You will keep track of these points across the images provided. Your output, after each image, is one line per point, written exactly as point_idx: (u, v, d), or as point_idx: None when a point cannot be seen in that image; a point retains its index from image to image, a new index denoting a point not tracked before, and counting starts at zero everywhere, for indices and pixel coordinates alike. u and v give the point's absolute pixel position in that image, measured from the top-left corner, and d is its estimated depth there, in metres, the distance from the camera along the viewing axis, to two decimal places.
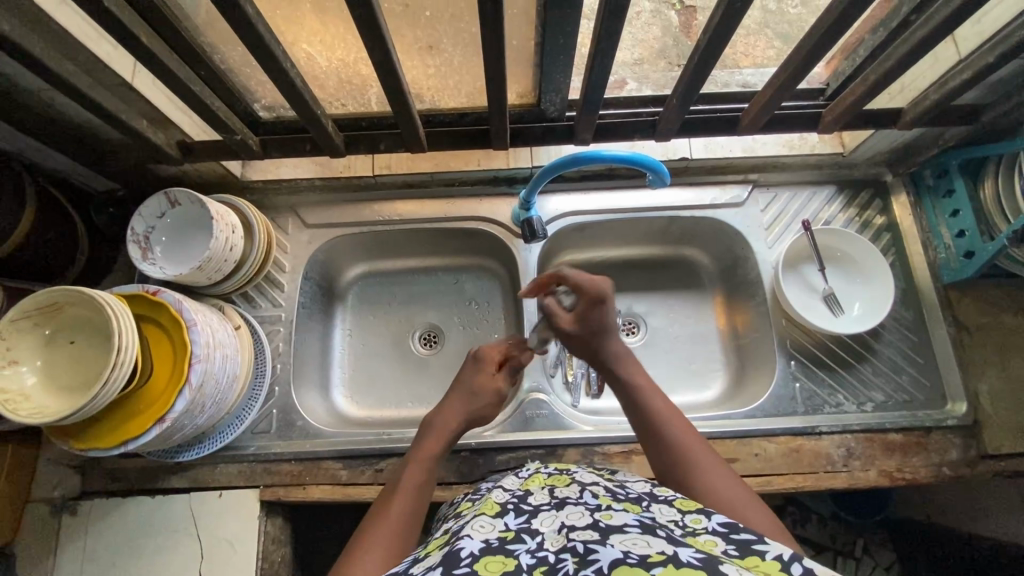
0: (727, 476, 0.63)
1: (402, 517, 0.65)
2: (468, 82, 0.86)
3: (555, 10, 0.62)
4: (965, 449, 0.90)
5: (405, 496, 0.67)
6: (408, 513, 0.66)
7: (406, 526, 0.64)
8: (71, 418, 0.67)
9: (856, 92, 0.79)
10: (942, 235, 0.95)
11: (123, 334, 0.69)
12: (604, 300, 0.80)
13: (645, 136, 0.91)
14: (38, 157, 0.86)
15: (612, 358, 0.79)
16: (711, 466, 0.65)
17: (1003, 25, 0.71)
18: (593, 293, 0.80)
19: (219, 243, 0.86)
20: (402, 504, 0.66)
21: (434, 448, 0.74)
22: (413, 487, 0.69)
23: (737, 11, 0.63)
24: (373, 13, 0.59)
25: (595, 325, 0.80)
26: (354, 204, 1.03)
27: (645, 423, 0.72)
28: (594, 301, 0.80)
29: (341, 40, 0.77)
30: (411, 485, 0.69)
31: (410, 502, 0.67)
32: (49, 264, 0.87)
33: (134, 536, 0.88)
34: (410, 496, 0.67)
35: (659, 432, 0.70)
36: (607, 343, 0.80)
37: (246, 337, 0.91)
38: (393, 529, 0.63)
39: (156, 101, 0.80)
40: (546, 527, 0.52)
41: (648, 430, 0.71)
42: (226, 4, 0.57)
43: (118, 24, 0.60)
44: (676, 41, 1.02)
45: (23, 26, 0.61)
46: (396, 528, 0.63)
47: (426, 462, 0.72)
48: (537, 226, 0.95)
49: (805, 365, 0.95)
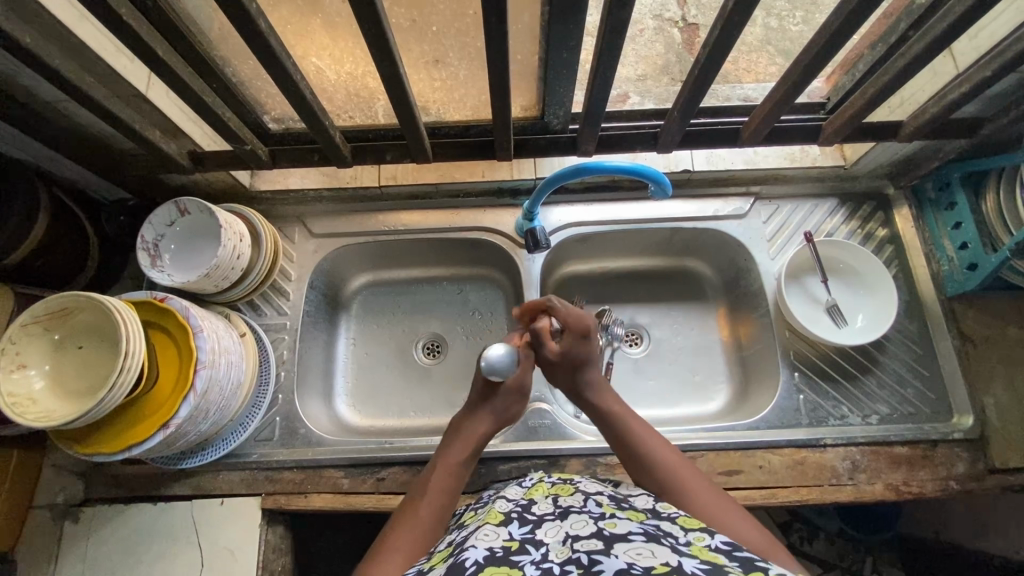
0: (718, 495, 0.66)
1: (428, 535, 0.67)
2: (473, 95, 0.87)
3: (558, 25, 0.64)
4: (971, 463, 0.89)
5: (432, 507, 0.69)
6: (434, 518, 0.68)
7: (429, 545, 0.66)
8: (76, 422, 0.67)
9: (856, 105, 0.80)
10: (945, 247, 0.96)
11: (131, 340, 0.70)
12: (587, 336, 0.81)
13: (646, 149, 0.92)
14: (52, 166, 0.88)
15: (588, 388, 0.80)
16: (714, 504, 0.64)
17: (1000, 40, 0.72)
18: (581, 327, 0.81)
19: (226, 250, 0.87)
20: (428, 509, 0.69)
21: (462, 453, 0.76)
22: (440, 500, 0.70)
23: (735, 27, 0.65)
24: (381, 28, 0.61)
25: (575, 359, 0.80)
26: (360, 215, 1.05)
27: (627, 450, 0.73)
28: (583, 334, 0.81)
29: (350, 55, 0.80)
30: (439, 498, 0.70)
31: (439, 514, 0.69)
32: (60, 269, 0.89)
33: (136, 543, 0.88)
34: (433, 505, 0.70)
35: (643, 459, 0.71)
36: (583, 374, 0.80)
37: (252, 345, 0.91)
38: (416, 543, 0.65)
39: (168, 112, 0.82)
40: (550, 537, 0.52)
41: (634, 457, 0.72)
42: (239, 17, 0.59)
43: (132, 35, 0.62)
44: (679, 57, 1.05)
45: (45, 39, 0.64)
46: (422, 535, 0.66)
47: (452, 470, 0.74)
48: (541, 236, 0.96)
49: (808, 376, 0.95)
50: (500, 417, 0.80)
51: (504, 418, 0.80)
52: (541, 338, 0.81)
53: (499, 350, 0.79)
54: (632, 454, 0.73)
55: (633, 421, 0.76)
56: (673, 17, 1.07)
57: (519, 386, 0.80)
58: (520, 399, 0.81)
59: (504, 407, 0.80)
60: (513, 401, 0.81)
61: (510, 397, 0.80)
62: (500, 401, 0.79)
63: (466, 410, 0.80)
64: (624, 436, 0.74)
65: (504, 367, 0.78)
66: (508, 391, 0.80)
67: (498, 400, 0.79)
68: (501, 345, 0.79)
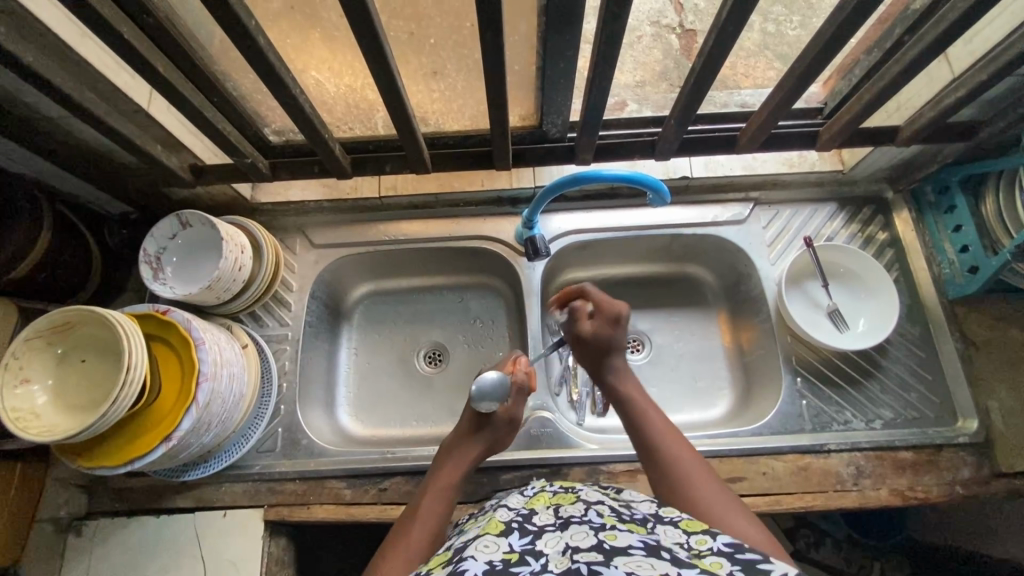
0: (727, 497, 0.65)
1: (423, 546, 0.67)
2: (471, 105, 0.88)
3: (556, 35, 0.64)
4: (977, 467, 0.88)
5: (426, 519, 0.70)
6: (429, 531, 0.69)
7: (425, 554, 0.66)
8: (79, 436, 0.68)
9: (851, 111, 0.80)
10: (946, 251, 0.96)
11: (133, 354, 0.70)
12: (620, 320, 0.84)
13: (645, 156, 0.93)
14: (55, 181, 0.89)
15: (610, 372, 0.83)
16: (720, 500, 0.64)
17: (995, 44, 0.72)
18: (613, 312, 0.84)
19: (227, 263, 0.87)
20: (422, 524, 0.69)
21: (453, 474, 0.77)
22: (435, 515, 0.71)
23: (730, 35, 0.65)
24: (378, 42, 0.62)
25: (605, 343, 0.84)
26: (361, 225, 1.06)
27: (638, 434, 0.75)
28: (615, 319, 0.84)
29: (349, 67, 0.81)
30: (433, 514, 0.71)
31: (432, 527, 0.69)
32: (63, 283, 0.90)
33: (139, 556, 0.88)
34: (428, 519, 0.70)
35: (657, 449, 0.72)
36: (610, 359, 0.83)
37: (253, 356, 0.92)
38: (411, 548, 0.66)
39: (170, 127, 0.83)
40: (550, 548, 0.52)
41: (648, 448, 0.73)
42: (237, 33, 0.60)
43: (132, 52, 0.62)
44: (677, 64, 1.05)
45: (48, 58, 0.64)
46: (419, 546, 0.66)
47: (446, 488, 0.75)
48: (541, 245, 0.98)
49: (811, 381, 0.95)
50: (490, 444, 0.81)
51: (493, 445, 0.82)
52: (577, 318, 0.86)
53: (490, 375, 0.82)
54: (646, 446, 0.73)
55: (653, 413, 0.77)
56: (672, 23, 1.08)
57: (512, 417, 0.82)
58: (510, 430, 0.83)
59: (496, 437, 0.81)
60: (504, 432, 0.82)
61: (501, 428, 0.82)
62: (492, 430, 0.81)
63: (457, 437, 0.81)
64: (637, 421, 0.76)
65: (494, 390, 0.81)
66: (500, 420, 0.81)
67: (489, 427, 0.81)
68: (491, 372, 0.82)
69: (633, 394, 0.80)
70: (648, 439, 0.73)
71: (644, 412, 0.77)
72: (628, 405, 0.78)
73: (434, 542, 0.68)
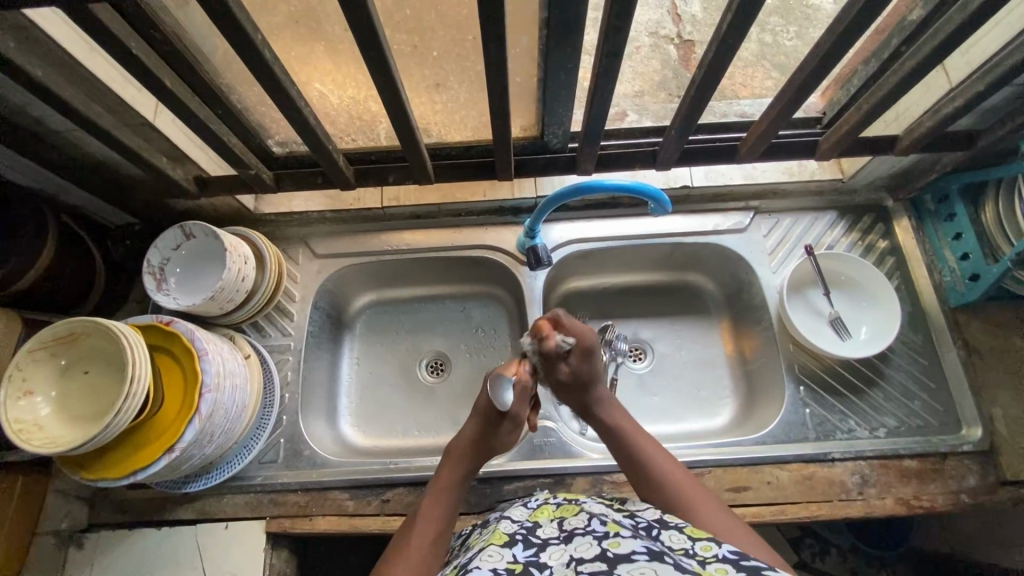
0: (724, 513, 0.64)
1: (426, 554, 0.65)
2: (474, 117, 0.89)
3: (557, 47, 0.65)
4: (982, 475, 0.88)
5: (426, 527, 0.68)
6: (429, 542, 0.66)
7: (429, 558, 0.65)
8: (82, 447, 0.67)
9: (851, 121, 0.81)
10: (947, 258, 0.96)
11: (136, 364, 0.70)
12: (593, 351, 0.79)
13: (645, 166, 0.93)
14: (60, 193, 0.90)
15: (598, 407, 0.79)
16: (716, 514, 0.64)
17: (992, 54, 0.73)
18: (585, 344, 0.79)
19: (231, 274, 0.88)
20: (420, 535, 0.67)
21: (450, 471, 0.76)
22: (435, 522, 0.69)
23: (730, 48, 0.66)
24: (384, 55, 0.62)
25: (584, 377, 0.79)
26: (363, 234, 1.06)
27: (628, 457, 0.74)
28: (587, 352, 0.79)
29: (352, 79, 0.82)
30: (432, 520, 0.69)
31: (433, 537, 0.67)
32: (67, 295, 0.90)
33: (140, 570, 0.87)
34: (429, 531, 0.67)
35: (648, 466, 0.71)
36: (592, 393, 0.79)
37: (256, 367, 0.92)
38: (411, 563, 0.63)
39: (175, 139, 0.83)
40: (555, 560, 0.52)
41: (639, 467, 0.72)
42: (244, 47, 0.60)
43: (141, 68, 0.63)
44: (675, 74, 1.07)
45: (56, 73, 0.65)
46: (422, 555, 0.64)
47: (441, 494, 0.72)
48: (542, 254, 1.00)
49: (814, 390, 0.95)
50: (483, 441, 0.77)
51: (495, 447, 0.78)
52: (551, 359, 0.79)
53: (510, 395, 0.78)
54: (635, 466, 0.73)
55: (637, 432, 0.76)
56: (669, 34, 1.09)
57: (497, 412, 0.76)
58: (515, 429, 0.79)
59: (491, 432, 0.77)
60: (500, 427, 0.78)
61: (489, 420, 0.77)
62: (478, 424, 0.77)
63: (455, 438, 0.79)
64: (630, 446, 0.75)
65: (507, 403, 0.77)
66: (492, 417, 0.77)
67: (491, 430, 0.77)
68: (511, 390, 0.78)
69: (621, 420, 0.78)
70: (636, 458, 0.73)
71: (630, 432, 0.76)
72: (610, 427, 0.78)
73: (437, 554, 0.66)
